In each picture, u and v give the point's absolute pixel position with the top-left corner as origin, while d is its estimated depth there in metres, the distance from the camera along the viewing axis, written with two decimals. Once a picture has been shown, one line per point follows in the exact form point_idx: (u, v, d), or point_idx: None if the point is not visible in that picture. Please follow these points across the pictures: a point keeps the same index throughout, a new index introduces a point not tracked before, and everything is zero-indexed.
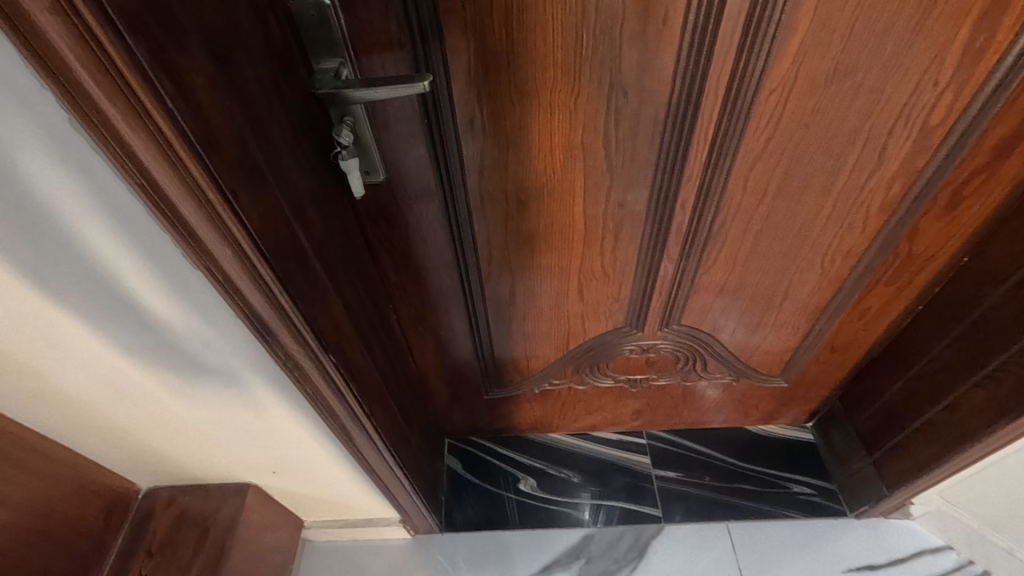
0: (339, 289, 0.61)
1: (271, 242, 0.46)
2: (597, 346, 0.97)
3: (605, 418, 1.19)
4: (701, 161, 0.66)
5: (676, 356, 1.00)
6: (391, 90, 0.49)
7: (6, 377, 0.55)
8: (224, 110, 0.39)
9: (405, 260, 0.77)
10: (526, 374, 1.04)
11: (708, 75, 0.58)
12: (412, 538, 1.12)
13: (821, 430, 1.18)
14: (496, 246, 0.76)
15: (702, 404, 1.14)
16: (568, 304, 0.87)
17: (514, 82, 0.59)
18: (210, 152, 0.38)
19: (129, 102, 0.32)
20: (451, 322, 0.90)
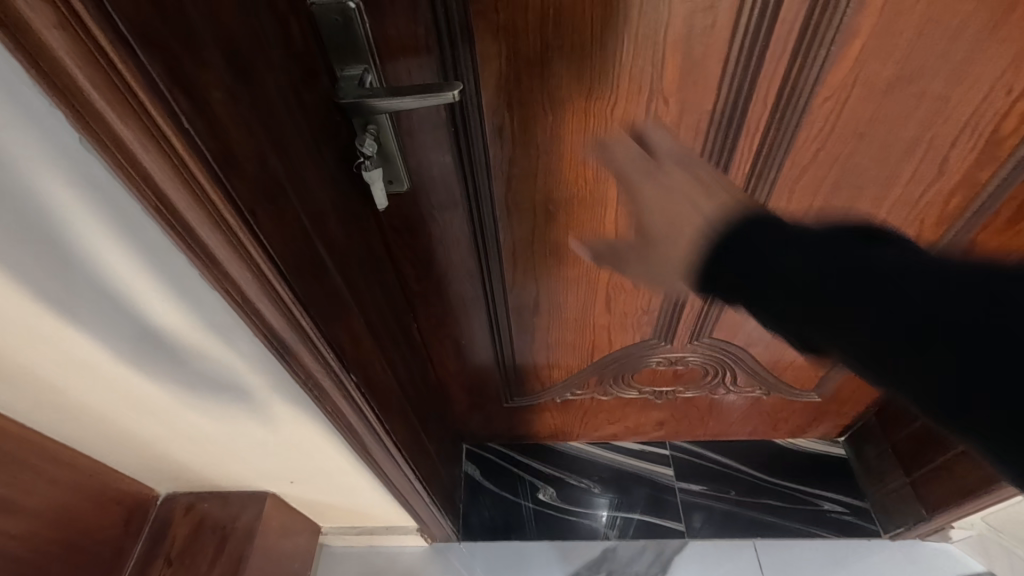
0: (360, 304, 0.59)
1: (292, 262, 0.44)
2: (624, 357, 0.95)
3: (627, 427, 1.16)
4: (744, 172, 0.62)
5: (706, 370, 0.99)
6: (417, 100, 0.46)
7: (24, 389, 0.54)
8: (244, 127, 0.37)
9: (427, 269, 0.74)
10: (549, 384, 1.02)
11: (757, 82, 0.55)
12: (429, 546, 1.10)
13: (855, 446, 1.14)
14: (521, 256, 0.74)
15: (730, 414, 1.12)
16: (595, 315, 0.84)
17: (547, 89, 0.55)
18: (228, 172, 0.35)
19: (143, 123, 0.30)
20: (472, 331, 0.88)
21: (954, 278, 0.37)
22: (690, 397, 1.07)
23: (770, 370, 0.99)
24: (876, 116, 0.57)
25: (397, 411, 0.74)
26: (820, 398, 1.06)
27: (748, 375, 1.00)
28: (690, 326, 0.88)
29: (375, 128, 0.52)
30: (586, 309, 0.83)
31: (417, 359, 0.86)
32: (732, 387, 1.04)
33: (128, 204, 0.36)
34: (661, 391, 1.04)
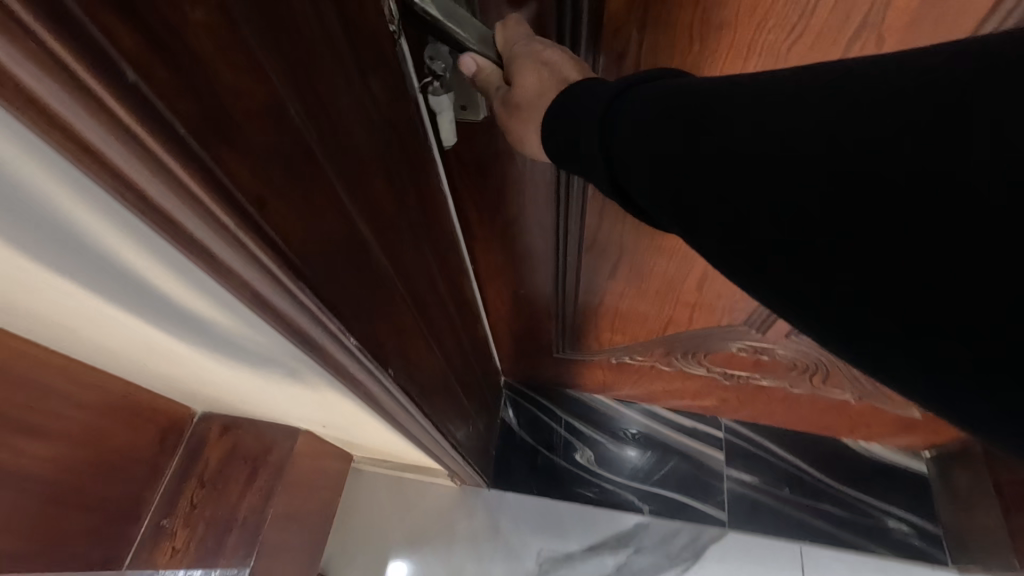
0: (407, 280, 0.48)
1: (322, 259, 0.32)
2: (702, 337, 0.82)
3: (684, 397, 1.07)
4: None
5: (794, 365, 0.86)
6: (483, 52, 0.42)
7: (32, 318, 0.48)
8: (246, 66, 0.24)
9: (493, 212, 0.63)
10: (607, 347, 0.92)
11: None
12: (458, 487, 1.09)
13: (941, 467, 1.04)
14: (610, 213, 0.60)
15: (805, 409, 1.00)
16: (682, 292, 0.72)
17: (701, 2, 0.39)
18: (224, 149, 0.23)
19: (72, 78, 0.17)
20: (535, 284, 0.77)
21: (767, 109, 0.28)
22: (767, 386, 0.95)
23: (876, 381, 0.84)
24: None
25: (441, 379, 0.66)
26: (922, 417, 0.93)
27: (847, 380, 0.87)
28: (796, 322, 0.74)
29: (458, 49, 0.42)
30: (672, 284, 0.71)
31: (465, 316, 0.76)
32: (820, 385, 0.91)
33: (87, 202, 0.22)
34: (733, 373, 0.93)
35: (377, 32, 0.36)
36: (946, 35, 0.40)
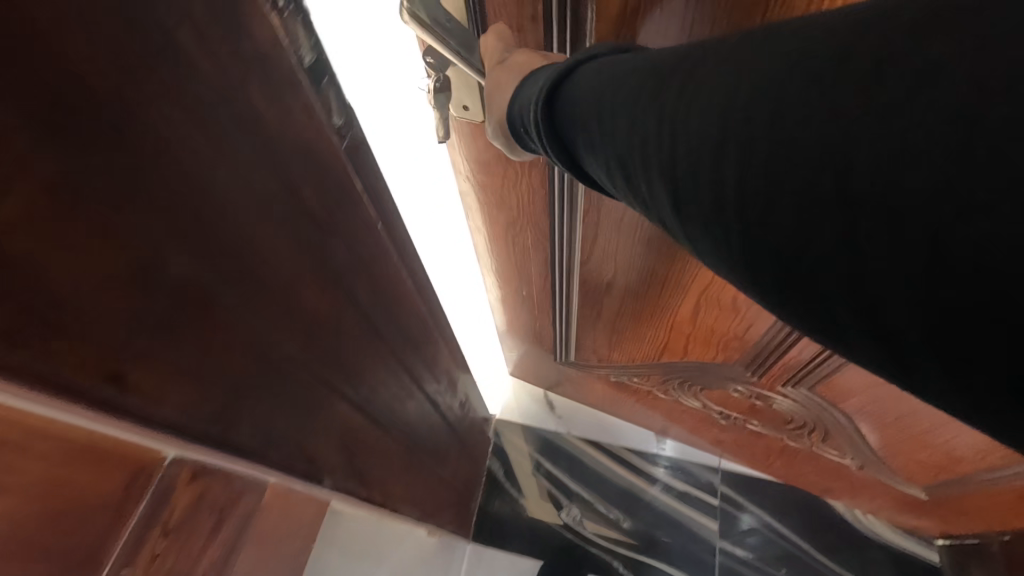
0: (361, 378, 0.46)
1: (222, 400, 0.29)
2: (698, 369, 0.86)
3: (682, 428, 1.10)
4: None
5: (791, 419, 0.88)
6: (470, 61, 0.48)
7: None
8: (101, 235, 0.21)
9: (496, 215, 0.71)
10: (607, 360, 0.98)
11: None
12: (438, 540, 1.05)
13: (952, 558, 0.99)
14: (605, 236, 0.66)
15: (805, 465, 1.00)
16: (677, 320, 0.76)
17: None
18: (63, 334, 0.20)
19: None
20: (527, 272, 0.83)
21: (724, 74, 0.27)
22: (763, 433, 0.97)
23: (874, 445, 0.83)
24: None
25: (410, 442, 0.63)
26: (926, 498, 0.90)
27: (844, 441, 0.87)
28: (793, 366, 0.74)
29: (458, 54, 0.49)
30: (666, 310, 0.75)
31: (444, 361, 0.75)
32: (817, 444, 0.92)
33: None
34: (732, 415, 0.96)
35: (319, 138, 0.34)
36: None
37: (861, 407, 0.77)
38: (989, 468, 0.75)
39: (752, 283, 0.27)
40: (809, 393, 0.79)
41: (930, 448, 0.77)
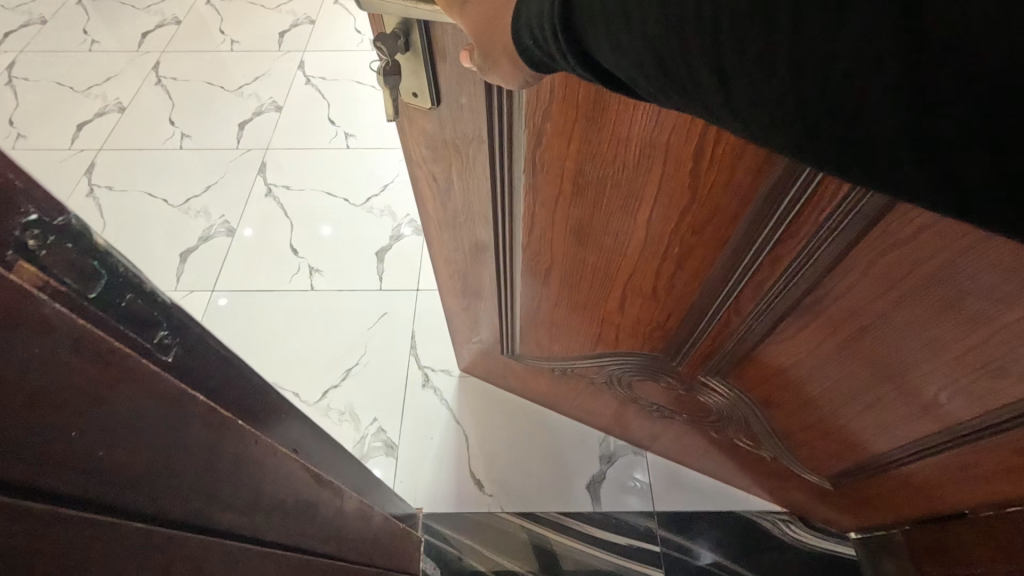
0: (270, 538, 0.41)
1: None
2: (630, 360, 0.98)
3: (617, 422, 1.17)
4: (789, 256, 0.63)
5: (708, 410, 0.99)
6: (416, 46, 0.60)
7: None
8: None
9: (453, 215, 0.86)
10: (547, 352, 1.07)
11: (809, 198, 0.55)
12: None
13: (867, 549, 1.08)
14: (536, 232, 0.81)
15: (726, 455, 1.09)
16: (607, 311, 0.88)
17: None
18: None
19: None
20: (481, 272, 0.96)
21: None
22: (692, 427, 1.06)
23: (780, 432, 0.93)
24: (979, 246, 0.49)
25: (337, 549, 0.56)
26: (835, 490, 0.97)
27: (756, 428, 0.96)
28: (710, 350, 0.86)
29: (400, 31, 0.59)
30: (598, 303, 0.87)
31: (353, 465, 0.69)
32: (737, 434, 1.01)
33: None
34: (665, 408, 1.06)
35: (133, 372, 0.26)
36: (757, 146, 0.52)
37: (770, 391, 0.86)
38: (877, 463, 0.84)
39: (805, 161, 0.26)
40: (722, 375, 0.90)
41: (832, 434, 0.84)
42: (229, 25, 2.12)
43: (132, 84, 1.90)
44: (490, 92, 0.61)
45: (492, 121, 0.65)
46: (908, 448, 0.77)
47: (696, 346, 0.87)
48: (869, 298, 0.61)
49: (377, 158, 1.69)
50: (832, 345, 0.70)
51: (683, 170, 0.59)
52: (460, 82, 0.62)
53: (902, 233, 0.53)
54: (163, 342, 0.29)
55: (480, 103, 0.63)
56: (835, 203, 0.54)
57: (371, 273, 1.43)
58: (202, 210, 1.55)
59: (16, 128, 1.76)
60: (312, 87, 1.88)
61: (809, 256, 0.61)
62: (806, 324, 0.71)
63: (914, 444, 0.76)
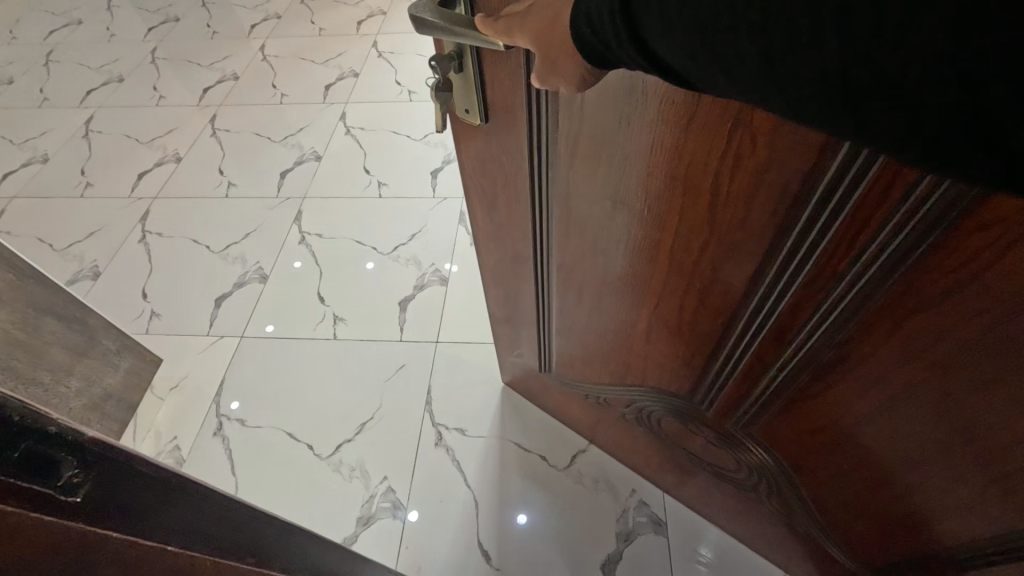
0: None
1: None
2: (657, 397, 0.94)
3: (648, 461, 1.13)
4: (809, 305, 0.58)
5: (738, 464, 0.91)
6: (471, 66, 0.63)
7: None
8: None
9: (497, 227, 0.89)
10: (581, 376, 1.06)
11: (829, 247, 0.51)
12: None
13: None
14: (571, 250, 0.81)
15: (758, 522, 0.99)
16: (634, 341, 0.86)
17: None
18: None
19: None
20: (521, 285, 0.98)
21: None
22: (722, 482, 0.99)
23: (813, 509, 0.83)
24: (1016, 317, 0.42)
25: None
26: None
27: (786, 494, 0.86)
28: (738, 400, 0.79)
29: (455, 53, 0.63)
30: (626, 332, 0.85)
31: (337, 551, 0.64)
32: (768, 500, 0.92)
33: None
34: (699, 455, 0.98)
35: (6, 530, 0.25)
36: (775, 177, 0.50)
37: (799, 456, 0.77)
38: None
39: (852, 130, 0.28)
40: (749, 432, 0.82)
41: (867, 517, 0.74)
42: (280, 80, 2.26)
43: (191, 135, 2.05)
44: (528, 100, 0.63)
45: (529, 131, 0.67)
46: (956, 556, 0.66)
47: (723, 391, 0.80)
48: (896, 362, 0.54)
49: (406, 206, 1.72)
50: (859, 410, 0.63)
51: (703, 200, 0.57)
52: (510, 99, 0.64)
53: (929, 291, 0.47)
54: (72, 481, 0.29)
55: (519, 111, 0.65)
56: (857, 247, 0.50)
57: (393, 322, 1.44)
58: (239, 257, 1.62)
59: (86, 177, 1.93)
60: (351, 138, 1.96)
61: (833, 308, 0.56)
62: (830, 386, 0.64)
63: (964, 549, 0.64)
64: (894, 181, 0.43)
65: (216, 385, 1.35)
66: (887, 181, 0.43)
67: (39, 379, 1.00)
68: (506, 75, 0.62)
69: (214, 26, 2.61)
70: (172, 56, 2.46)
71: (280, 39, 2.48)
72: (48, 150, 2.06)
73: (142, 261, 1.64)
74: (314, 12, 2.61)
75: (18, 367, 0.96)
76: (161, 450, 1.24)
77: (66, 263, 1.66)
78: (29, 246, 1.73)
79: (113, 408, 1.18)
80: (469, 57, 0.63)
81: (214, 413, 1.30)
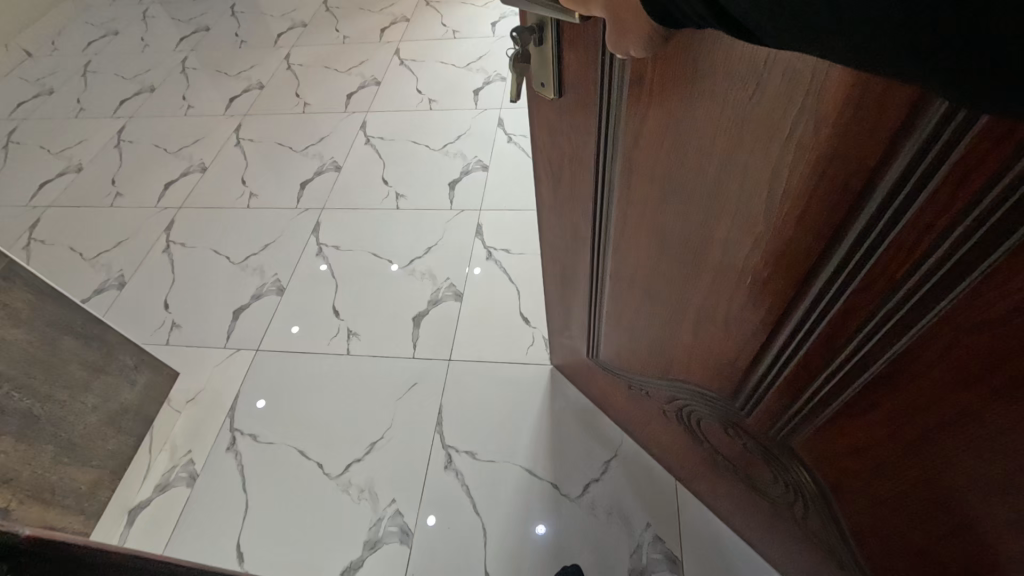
0: None
1: None
2: (699, 398, 0.89)
3: (682, 461, 1.10)
4: (862, 313, 0.53)
5: (775, 477, 0.85)
6: (551, 40, 0.63)
7: None
8: None
9: (562, 202, 0.87)
10: (627, 367, 1.03)
11: (888, 249, 0.46)
12: None
13: None
14: (625, 234, 0.78)
15: (787, 547, 0.94)
16: (680, 335, 0.81)
17: None
18: None
19: None
20: (579, 267, 0.96)
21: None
22: (756, 496, 0.94)
23: (845, 543, 0.76)
24: None
25: None
26: None
27: (822, 521, 0.79)
28: (778, 411, 0.73)
29: (536, 26, 0.64)
30: (673, 324, 0.81)
31: None
32: (802, 520, 0.85)
33: None
34: (737, 465, 0.93)
35: None
36: (835, 172, 0.45)
37: (837, 480, 0.71)
38: None
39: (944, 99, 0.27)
40: (790, 445, 0.76)
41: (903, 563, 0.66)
42: (304, 88, 2.27)
43: (216, 145, 2.09)
44: (600, 65, 0.60)
45: (599, 104, 0.64)
46: None
47: (763, 400, 0.75)
48: (946, 389, 0.48)
49: (423, 218, 1.71)
50: (903, 438, 0.56)
51: (760, 190, 0.53)
52: (586, 71, 0.63)
53: (988, 311, 0.42)
54: None
55: (592, 83, 0.63)
56: (918, 255, 0.44)
57: (407, 338, 1.42)
58: (258, 268, 1.63)
59: (117, 186, 1.98)
60: (371, 147, 1.96)
61: (889, 319, 0.50)
62: (876, 407, 0.58)
63: None
64: (964, 181, 0.38)
65: (232, 398, 1.36)
66: (955, 183, 0.39)
67: (54, 397, 1.03)
68: (583, 47, 0.61)
69: (243, 35, 2.65)
70: (201, 65, 2.50)
71: (305, 46, 2.50)
72: (82, 159, 2.13)
73: (166, 271, 1.67)
74: (339, 20, 2.61)
75: (33, 386, 0.99)
76: (176, 464, 1.25)
77: (95, 271, 1.71)
78: (62, 255, 1.78)
79: (130, 421, 1.20)
80: (547, 31, 0.63)
81: (228, 427, 1.31)
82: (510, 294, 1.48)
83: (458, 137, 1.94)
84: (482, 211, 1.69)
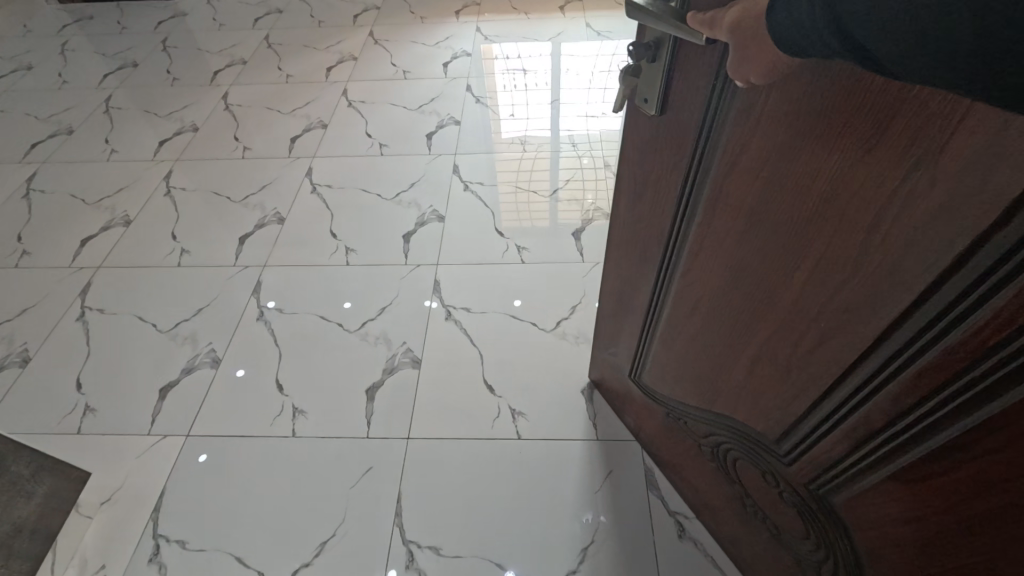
0: None
1: None
2: (739, 441, 0.82)
3: (708, 497, 1.03)
4: (938, 379, 0.47)
5: (808, 534, 0.78)
6: (665, 59, 0.59)
7: None
8: None
9: (635, 220, 0.82)
10: (672, 396, 0.95)
11: (988, 314, 0.41)
12: None
13: None
14: (694, 261, 0.72)
15: None
16: (731, 375, 0.75)
17: None
18: None
19: None
20: (640, 291, 0.89)
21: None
22: (780, 548, 0.88)
23: None
24: None
25: None
26: None
27: None
28: (820, 468, 0.67)
29: (653, 42, 0.59)
30: (727, 364, 0.75)
31: None
32: None
33: None
34: (768, 515, 0.86)
35: None
36: (950, 222, 0.40)
37: (872, 548, 0.64)
38: None
39: None
40: (827, 505, 0.69)
41: None
42: (243, 132, 2.14)
43: (142, 196, 1.90)
44: (710, 92, 0.55)
45: (699, 125, 0.59)
46: None
47: (806, 454, 0.68)
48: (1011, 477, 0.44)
49: (374, 275, 1.59)
50: (954, 517, 0.51)
51: (856, 233, 0.48)
52: (694, 92, 0.58)
53: None
54: None
55: (694, 102, 0.58)
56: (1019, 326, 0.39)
57: (359, 414, 1.30)
58: (189, 337, 1.47)
59: (21, 245, 1.75)
60: (317, 197, 1.84)
61: (969, 390, 0.45)
62: (933, 480, 0.52)
63: None
64: None
65: (159, 493, 1.19)
66: None
67: None
68: (694, 72, 0.56)
69: (174, 73, 2.47)
70: (130, 105, 2.31)
71: (246, 86, 2.36)
72: None
73: (80, 344, 1.48)
74: (282, 58, 2.49)
75: None
76: None
77: None
78: None
79: (25, 542, 1.02)
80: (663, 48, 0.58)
81: (150, 533, 1.13)
82: (473, 358, 1.39)
83: (412, 185, 1.85)
84: (440, 265, 1.60)
